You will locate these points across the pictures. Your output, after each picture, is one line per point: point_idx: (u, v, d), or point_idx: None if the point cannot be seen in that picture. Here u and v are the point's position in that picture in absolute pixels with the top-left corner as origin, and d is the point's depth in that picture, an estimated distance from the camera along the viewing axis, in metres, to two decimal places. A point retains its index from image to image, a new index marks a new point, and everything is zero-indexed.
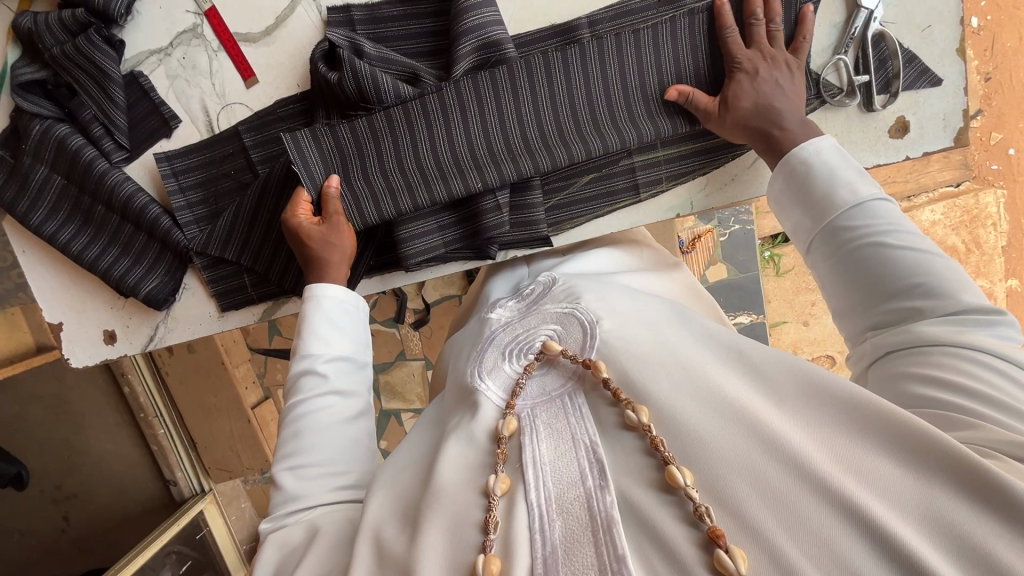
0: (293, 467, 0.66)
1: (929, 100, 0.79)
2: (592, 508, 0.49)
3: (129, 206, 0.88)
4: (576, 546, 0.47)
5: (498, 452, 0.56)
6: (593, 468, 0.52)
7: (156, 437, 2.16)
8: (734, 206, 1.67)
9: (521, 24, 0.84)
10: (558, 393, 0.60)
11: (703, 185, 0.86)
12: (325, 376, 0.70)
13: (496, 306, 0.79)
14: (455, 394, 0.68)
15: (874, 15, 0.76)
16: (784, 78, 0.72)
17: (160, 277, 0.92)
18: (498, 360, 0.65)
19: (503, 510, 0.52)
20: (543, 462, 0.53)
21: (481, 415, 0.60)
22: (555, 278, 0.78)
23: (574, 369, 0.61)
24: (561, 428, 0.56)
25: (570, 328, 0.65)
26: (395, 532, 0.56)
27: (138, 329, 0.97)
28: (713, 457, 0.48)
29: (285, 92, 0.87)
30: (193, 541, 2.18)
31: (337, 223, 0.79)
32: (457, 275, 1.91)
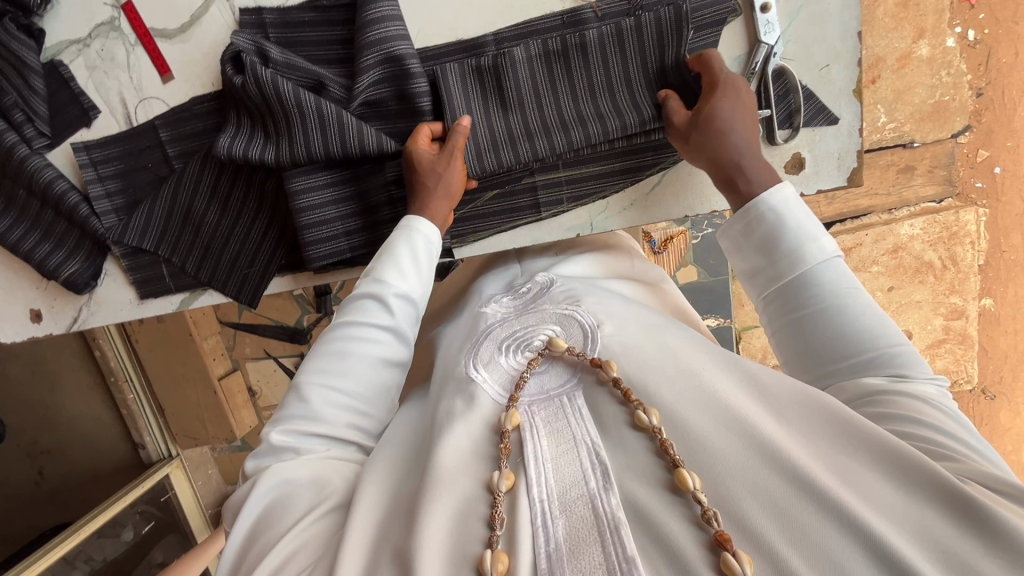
0: (316, 382, 0.66)
1: (824, 138, 0.80)
2: (597, 507, 0.50)
3: (48, 192, 0.91)
4: (582, 545, 0.48)
5: (503, 445, 0.57)
6: (596, 470, 0.53)
7: (126, 401, 2.25)
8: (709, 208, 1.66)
9: (429, 38, 0.84)
10: (557, 393, 0.62)
11: (602, 207, 0.87)
12: (392, 312, 0.70)
13: (490, 303, 0.79)
14: (440, 379, 0.70)
15: (774, 51, 0.76)
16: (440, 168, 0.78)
17: (81, 261, 0.95)
18: (495, 355, 0.67)
19: (507, 503, 0.53)
20: (546, 459, 0.55)
21: (480, 407, 0.62)
22: (552, 278, 0.79)
23: (578, 365, 0.63)
24: (562, 426, 0.58)
25: (570, 328, 0.68)
26: (390, 522, 0.55)
27: (62, 310, 1.01)
28: (715, 461, 0.50)
29: (200, 89, 0.88)
30: (158, 502, 2.28)
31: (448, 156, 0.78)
32: None
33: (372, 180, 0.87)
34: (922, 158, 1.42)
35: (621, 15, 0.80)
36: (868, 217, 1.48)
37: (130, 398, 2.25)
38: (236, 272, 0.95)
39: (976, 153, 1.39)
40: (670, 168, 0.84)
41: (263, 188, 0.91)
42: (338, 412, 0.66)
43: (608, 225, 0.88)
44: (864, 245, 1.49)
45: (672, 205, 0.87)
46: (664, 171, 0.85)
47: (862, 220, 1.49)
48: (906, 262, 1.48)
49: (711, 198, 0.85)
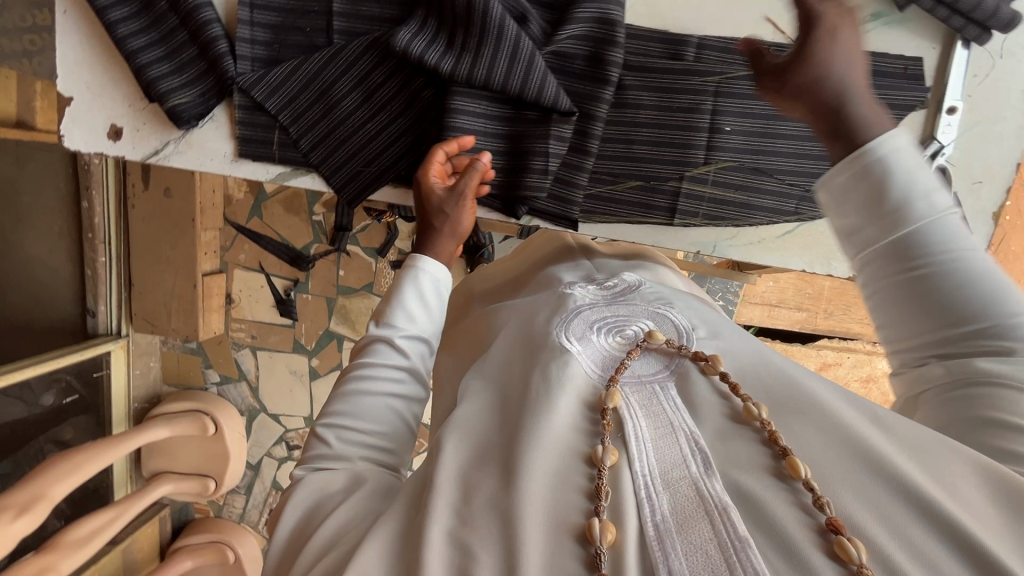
0: (334, 418, 0.62)
1: None
2: (702, 490, 0.45)
3: (191, 15, 0.86)
4: (690, 520, 0.43)
5: (605, 423, 0.51)
6: (696, 455, 0.48)
7: (94, 263, 2.06)
8: (725, 282, 1.73)
9: (635, 16, 0.84)
10: (650, 379, 0.55)
11: (730, 234, 0.88)
12: (403, 352, 0.65)
13: (571, 284, 0.69)
14: (522, 330, 0.63)
15: (943, 150, 0.81)
16: (452, 207, 0.75)
17: (194, 96, 0.89)
18: (587, 330, 0.60)
19: (609, 476, 0.48)
20: (645, 440, 0.50)
21: (572, 375, 0.55)
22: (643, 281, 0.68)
23: (677, 356, 0.57)
24: (658, 411, 0.52)
25: (665, 324, 0.60)
26: (478, 471, 0.51)
27: (146, 139, 0.94)
28: (829, 473, 0.44)
29: None
30: (87, 378, 2.09)
31: (462, 193, 0.76)
32: None
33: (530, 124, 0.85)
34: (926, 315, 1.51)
35: None
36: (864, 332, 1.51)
37: (100, 261, 2.06)
38: (349, 169, 0.91)
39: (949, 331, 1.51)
40: (806, 223, 0.87)
41: (416, 95, 0.88)
42: (359, 444, 0.60)
43: (730, 254, 0.89)
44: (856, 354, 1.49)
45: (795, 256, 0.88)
46: (800, 224, 0.87)
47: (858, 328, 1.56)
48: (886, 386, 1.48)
49: (831, 263, 0.88)
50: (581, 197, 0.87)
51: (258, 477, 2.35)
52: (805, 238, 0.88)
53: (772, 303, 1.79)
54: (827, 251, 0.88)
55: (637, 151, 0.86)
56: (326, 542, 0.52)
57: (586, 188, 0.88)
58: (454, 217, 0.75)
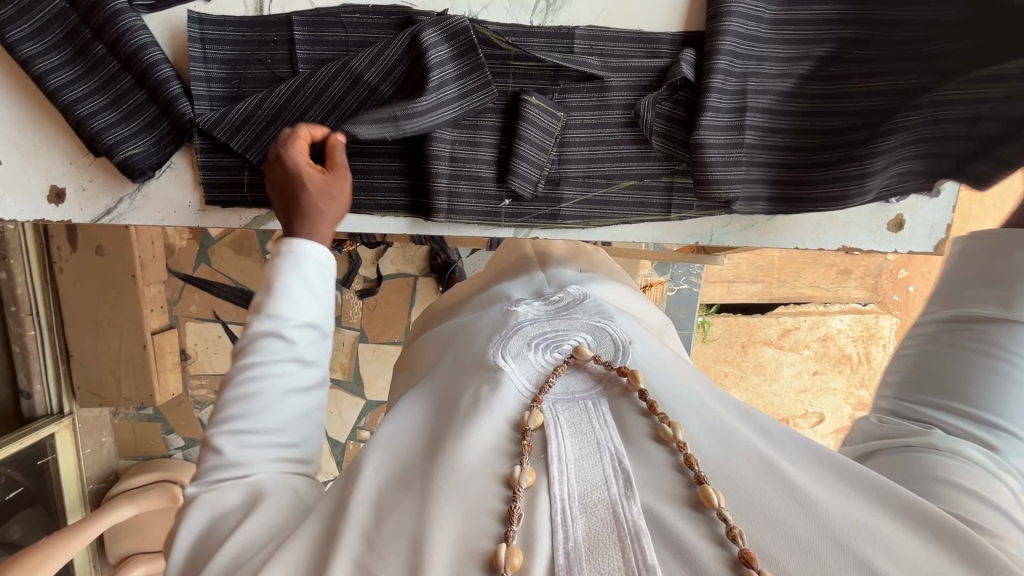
0: (228, 422, 0.56)
1: (924, 207, 0.90)
2: (618, 514, 0.46)
3: (135, 57, 0.78)
4: (601, 547, 0.44)
5: (525, 443, 0.52)
6: (618, 477, 0.49)
7: (20, 338, 1.73)
8: (688, 266, 1.85)
9: (608, 20, 0.85)
10: (582, 396, 0.57)
11: (725, 222, 0.91)
12: (289, 342, 0.57)
13: (517, 301, 0.72)
14: (462, 365, 0.64)
15: None
16: (336, 192, 0.67)
17: (146, 144, 0.81)
18: (523, 348, 0.62)
19: (525, 502, 0.48)
20: (569, 459, 0.50)
21: (504, 400, 0.56)
22: (587, 293, 0.72)
23: (604, 375, 0.59)
24: (586, 429, 0.53)
25: (602, 339, 0.63)
26: (397, 496, 0.50)
27: (95, 198, 0.85)
28: (738, 481, 0.48)
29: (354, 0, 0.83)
30: (31, 468, 1.78)
31: (343, 177, 0.69)
32: (419, 256, 2.02)
33: (526, 140, 0.83)
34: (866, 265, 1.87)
35: None
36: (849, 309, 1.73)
37: (29, 336, 1.73)
38: None
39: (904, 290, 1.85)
40: None
41: None
42: (263, 452, 0.55)
43: (726, 241, 0.92)
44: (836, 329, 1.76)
45: (787, 234, 0.91)
46: None
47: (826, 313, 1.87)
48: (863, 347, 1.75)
49: (820, 236, 0.92)
50: (571, 204, 0.88)
51: None
52: (797, 215, 0.91)
53: (729, 278, 1.93)
54: (815, 227, 0.91)
55: (624, 151, 0.86)
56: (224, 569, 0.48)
57: (578, 195, 0.88)
58: (324, 200, 0.65)
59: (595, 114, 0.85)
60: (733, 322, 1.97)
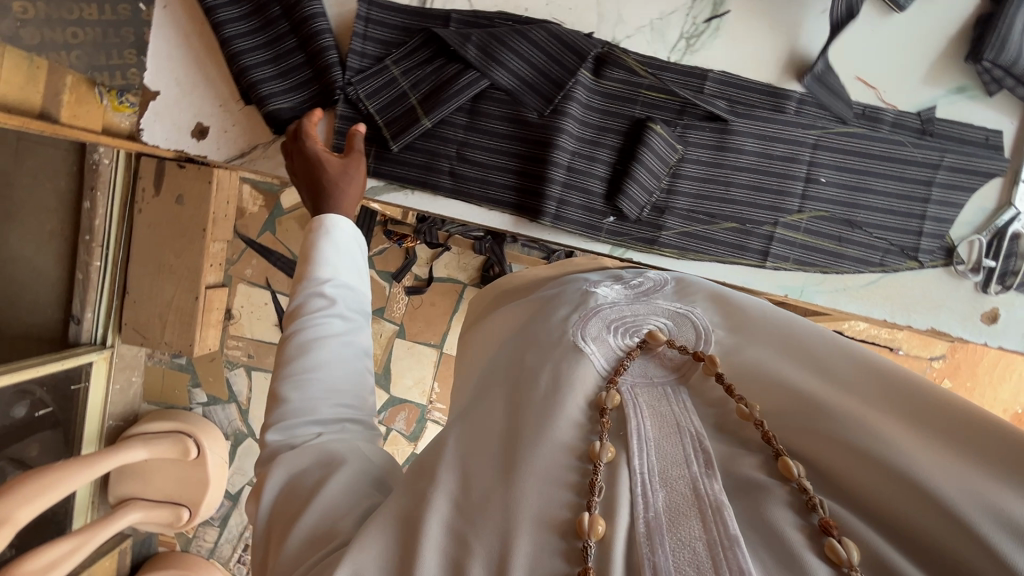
0: (292, 380, 0.62)
1: (1021, 305, 0.90)
2: (699, 489, 0.41)
3: (305, 23, 0.85)
4: (681, 517, 0.40)
5: (603, 421, 0.47)
6: (699, 455, 0.44)
7: (87, 267, 1.80)
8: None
9: (742, 69, 0.88)
10: (660, 381, 0.52)
11: (818, 280, 0.91)
12: (330, 301, 0.66)
13: (593, 283, 0.63)
14: (532, 331, 0.59)
15: (1020, 217, 0.87)
16: (353, 171, 0.79)
17: (293, 101, 0.88)
18: (603, 331, 0.55)
19: (604, 476, 0.44)
20: (648, 436, 0.46)
21: (581, 376, 0.50)
22: (671, 275, 0.63)
23: (679, 361, 0.52)
24: (665, 412, 0.48)
25: (684, 328, 0.54)
26: (480, 463, 0.47)
27: (233, 141, 0.91)
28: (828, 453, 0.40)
29: (508, 8, 0.89)
30: (62, 392, 1.81)
31: (356, 159, 0.81)
32: (473, 265, 2.05)
33: (643, 165, 0.87)
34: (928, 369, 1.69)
35: (911, 129, 0.87)
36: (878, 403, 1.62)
37: (94, 266, 1.80)
38: (457, 193, 0.91)
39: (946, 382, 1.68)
40: (888, 275, 0.90)
41: (524, 123, 0.88)
42: (326, 402, 0.61)
43: (816, 299, 0.92)
44: None
45: (876, 304, 0.91)
46: (883, 275, 0.91)
47: None
48: None
49: (911, 314, 0.91)
50: (672, 234, 0.90)
51: (236, 508, 2.12)
52: (892, 287, 0.91)
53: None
54: (907, 303, 0.91)
55: (734, 194, 0.89)
56: (311, 532, 0.50)
57: (680, 227, 0.90)
58: (343, 179, 0.78)
59: (711, 154, 0.88)
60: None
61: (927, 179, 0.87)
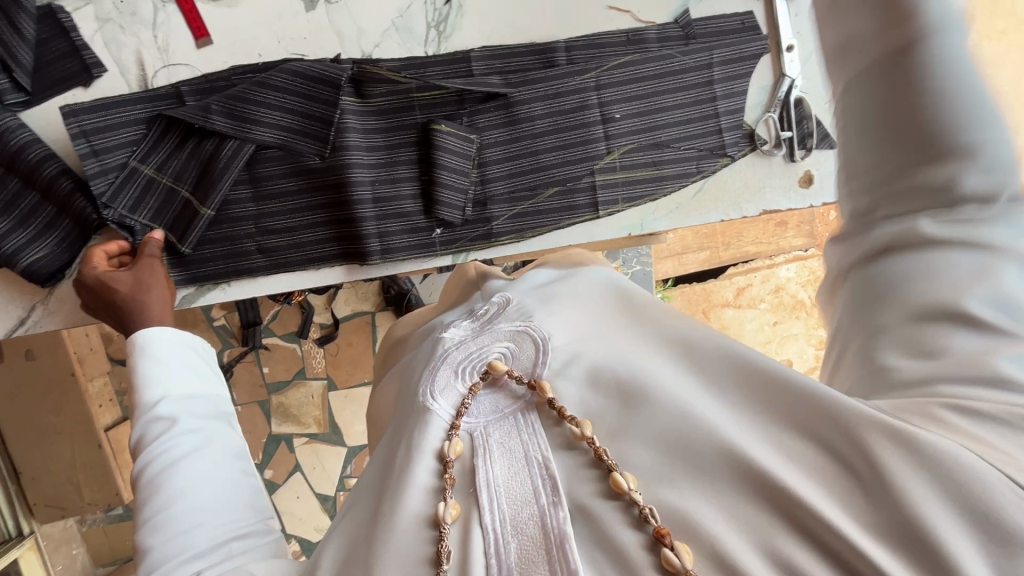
0: (153, 526, 0.50)
1: (828, 159, 0.96)
2: (544, 525, 0.37)
3: (18, 158, 0.74)
4: (532, 572, 0.36)
5: (446, 479, 0.41)
6: (546, 484, 0.39)
7: None
8: (637, 249, 1.81)
9: (500, 38, 0.86)
10: (513, 411, 0.45)
11: (653, 209, 0.94)
12: (173, 420, 0.57)
13: (449, 324, 0.60)
14: (401, 416, 0.53)
15: (796, 83, 0.92)
16: (150, 277, 0.71)
17: (50, 246, 0.77)
18: (451, 379, 0.48)
19: (456, 538, 0.39)
20: (498, 484, 0.40)
21: (425, 437, 0.44)
22: (517, 290, 0.57)
23: (524, 392, 0.46)
24: (516, 444, 0.42)
25: (526, 343, 0.48)
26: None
27: (3, 311, 0.80)
28: (671, 461, 0.37)
29: (240, 59, 0.81)
30: None
31: (150, 266, 0.73)
32: (371, 291, 1.90)
33: (446, 168, 0.84)
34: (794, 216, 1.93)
35: (677, 39, 0.90)
36: (754, 262, 1.93)
37: None
38: (277, 266, 0.85)
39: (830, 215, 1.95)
40: (709, 178, 0.94)
41: (312, 171, 0.82)
42: (202, 530, 0.50)
43: (657, 226, 0.95)
44: (754, 286, 1.94)
45: (710, 208, 0.96)
46: (705, 180, 0.94)
47: (750, 264, 1.94)
48: (785, 300, 1.93)
49: (742, 205, 0.96)
50: (505, 218, 0.89)
51: None
52: (718, 187, 0.95)
53: (678, 251, 1.89)
54: (735, 196, 0.96)
55: (544, 159, 0.88)
56: None
57: (509, 210, 0.89)
58: (139, 290, 0.69)
59: (506, 130, 0.86)
60: (690, 291, 1.94)
61: (707, 79, 0.89)
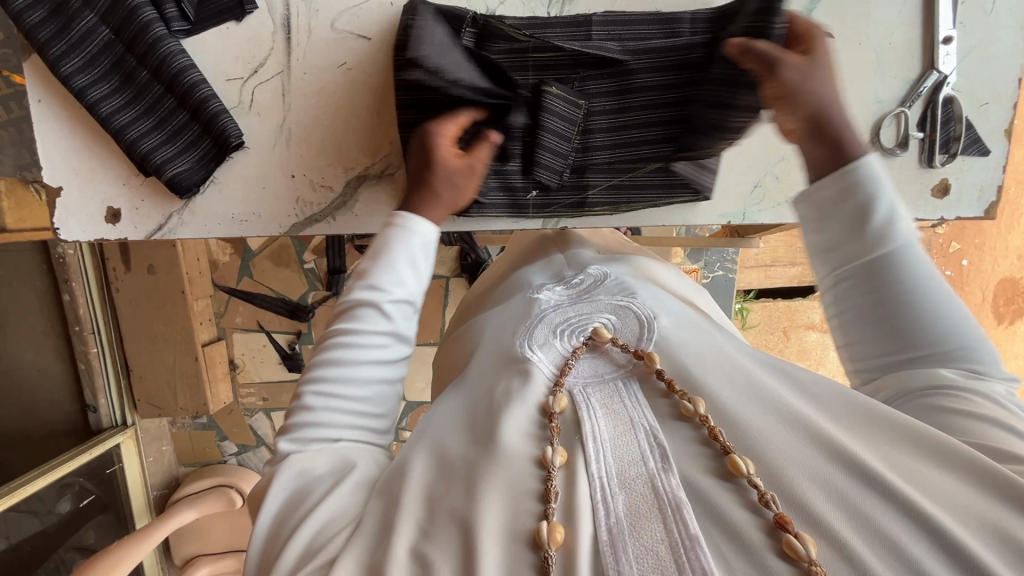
0: (317, 385, 0.58)
1: (971, 169, 0.86)
2: (656, 487, 0.44)
3: (177, 80, 0.83)
4: (643, 521, 0.43)
5: (552, 426, 0.51)
6: (655, 451, 0.47)
7: (86, 356, 1.68)
8: (721, 251, 1.75)
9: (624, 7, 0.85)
10: (609, 377, 0.55)
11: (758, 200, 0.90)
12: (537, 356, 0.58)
13: (539, 289, 0.70)
14: (493, 361, 0.62)
15: (948, 80, 0.82)
16: (458, 178, 0.68)
17: (192, 163, 0.86)
18: (549, 336, 0.60)
19: (560, 482, 0.47)
20: (603, 439, 0.49)
21: (532, 384, 0.55)
22: (607, 271, 0.70)
23: (625, 359, 0.57)
24: (618, 408, 0.51)
25: (627, 319, 0.60)
26: (442, 488, 0.49)
27: (147, 215, 0.90)
28: (769, 450, 0.45)
29: (374, 6, 0.85)
30: (99, 477, 1.71)
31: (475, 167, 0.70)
32: (449, 256, 1.95)
33: (549, 132, 0.83)
34: None
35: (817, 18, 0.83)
36: None
37: (93, 352, 1.69)
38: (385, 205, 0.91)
39: (949, 245, 1.79)
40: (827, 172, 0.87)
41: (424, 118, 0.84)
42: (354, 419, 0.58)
43: (760, 219, 0.91)
44: None
45: None
46: None
47: None
48: None
49: None
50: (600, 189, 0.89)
51: None
52: None
53: (767, 263, 1.83)
54: None
55: (650, 133, 0.85)
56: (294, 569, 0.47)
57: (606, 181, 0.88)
58: (448, 184, 0.67)
59: (611, 98, 0.84)
60: (773, 307, 1.85)
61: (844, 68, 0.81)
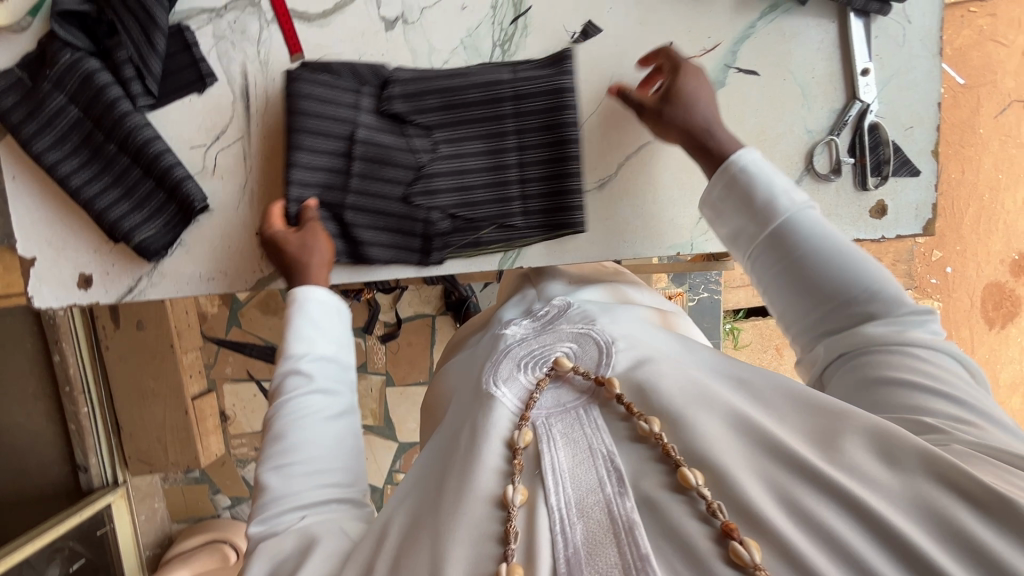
0: (271, 462, 0.60)
1: (905, 189, 0.90)
2: (612, 512, 0.45)
3: (143, 151, 0.87)
4: (598, 546, 0.43)
5: (515, 463, 0.51)
6: (611, 475, 0.48)
7: (76, 417, 1.69)
8: (705, 273, 1.78)
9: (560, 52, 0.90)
10: (573, 405, 0.56)
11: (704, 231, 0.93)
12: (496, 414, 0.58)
13: (506, 325, 0.71)
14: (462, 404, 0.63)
15: (869, 109, 0.87)
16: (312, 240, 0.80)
17: (157, 227, 0.90)
18: (514, 371, 0.60)
19: (520, 520, 0.48)
20: (563, 469, 0.49)
21: (496, 420, 0.55)
22: (569, 301, 0.72)
23: (586, 386, 0.57)
24: (578, 437, 0.52)
25: (587, 346, 0.61)
26: (413, 540, 0.50)
27: (117, 279, 0.94)
28: (719, 462, 0.46)
29: None
30: (90, 539, 1.70)
31: (314, 229, 0.81)
32: (434, 295, 1.96)
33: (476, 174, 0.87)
34: (888, 251, 1.81)
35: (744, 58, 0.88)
36: None
37: (83, 414, 1.69)
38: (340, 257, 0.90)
39: (931, 253, 1.82)
40: None
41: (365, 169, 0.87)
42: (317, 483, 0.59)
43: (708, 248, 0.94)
44: None
45: None
46: None
47: None
48: None
49: None
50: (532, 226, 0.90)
51: None
52: None
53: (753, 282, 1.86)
54: None
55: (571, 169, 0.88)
56: None
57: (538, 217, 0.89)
58: (302, 252, 0.79)
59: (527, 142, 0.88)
60: (763, 325, 1.87)
61: None
